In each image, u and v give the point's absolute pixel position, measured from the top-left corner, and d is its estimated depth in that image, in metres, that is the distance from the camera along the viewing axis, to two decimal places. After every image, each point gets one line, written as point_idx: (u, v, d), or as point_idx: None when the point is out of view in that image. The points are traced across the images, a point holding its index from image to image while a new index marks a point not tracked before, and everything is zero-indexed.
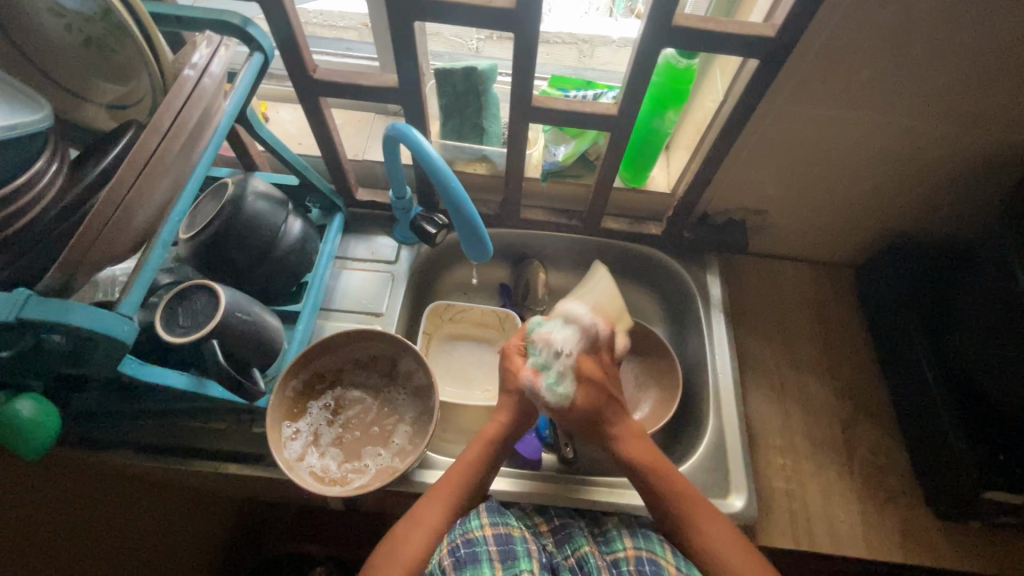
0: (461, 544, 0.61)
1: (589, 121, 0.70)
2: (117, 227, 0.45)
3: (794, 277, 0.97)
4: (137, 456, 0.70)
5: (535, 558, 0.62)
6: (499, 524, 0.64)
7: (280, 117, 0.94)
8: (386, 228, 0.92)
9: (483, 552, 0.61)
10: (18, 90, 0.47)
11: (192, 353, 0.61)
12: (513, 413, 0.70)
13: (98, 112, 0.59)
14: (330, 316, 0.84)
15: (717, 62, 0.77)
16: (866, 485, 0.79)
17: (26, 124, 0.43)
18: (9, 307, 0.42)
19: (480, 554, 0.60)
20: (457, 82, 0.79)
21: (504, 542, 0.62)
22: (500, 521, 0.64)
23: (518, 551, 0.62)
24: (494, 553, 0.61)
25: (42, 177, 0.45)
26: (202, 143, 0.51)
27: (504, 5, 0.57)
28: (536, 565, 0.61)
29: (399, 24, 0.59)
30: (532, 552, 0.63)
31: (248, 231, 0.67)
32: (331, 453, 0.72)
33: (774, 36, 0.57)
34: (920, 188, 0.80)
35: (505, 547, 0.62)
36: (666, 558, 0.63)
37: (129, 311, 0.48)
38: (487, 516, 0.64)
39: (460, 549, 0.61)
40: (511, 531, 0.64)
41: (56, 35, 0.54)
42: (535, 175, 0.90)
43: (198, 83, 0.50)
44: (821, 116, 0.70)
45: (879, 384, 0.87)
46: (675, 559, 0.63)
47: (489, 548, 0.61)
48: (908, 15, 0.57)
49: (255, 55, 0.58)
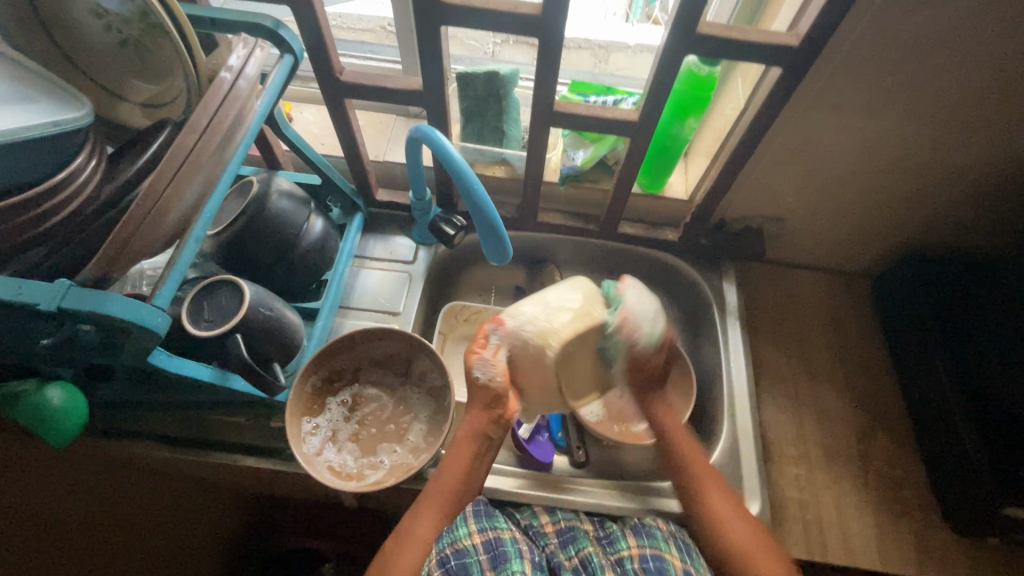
0: (450, 555, 0.61)
1: (610, 126, 0.71)
2: (155, 221, 0.46)
3: (811, 286, 0.96)
4: (156, 446, 0.72)
5: (527, 558, 0.63)
6: (486, 529, 0.64)
7: (304, 118, 0.95)
8: (403, 228, 0.93)
9: (474, 562, 0.61)
10: (60, 87, 0.49)
11: (215, 347, 0.62)
12: (479, 408, 0.69)
13: (133, 111, 0.60)
14: (348, 314, 0.85)
15: (739, 69, 0.77)
16: (881, 497, 0.78)
17: (69, 121, 0.45)
18: (51, 297, 0.44)
19: (471, 564, 0.61)
20: (479, 85, 0.80)
21: (493, 548, 0.62)
22: (488, 524, 0.65)
23: (509, 553, 0.62)
24: (485, 561, 0.61)
25: (81, 173, 0.47)
26: (235, 142, 0.53)
27: (531, 11, 0.57)
28: (528, 566, 0.62)
29: (426, 28, 0.60)
30: (524, 552, 0.63)
31: (272, 228, 0.69)
32: (347, 448, 0.73)
33: (797, 45, 0.58)
34: (941, 199, 0.79)
35: (494, 553, 0.62)
36: (671, 554, 0.64)
37: (162, 304, 0.49)
38: (473, 522, 0.65)
39: (450, 559, 0.61)
40: (500, 533, 0.64)
41: (96, 35, 0.55)
42: (552, 179, 0.91)
43: (233, 84, 0.52)
44: (844, 124, 0.70)
45: (895, 394, 0.86)
46: (679, 553, 0.64)
47: (479, 557, 0.62)
48: (934, 25, 0.57)
49: (285, 58, 0.59)
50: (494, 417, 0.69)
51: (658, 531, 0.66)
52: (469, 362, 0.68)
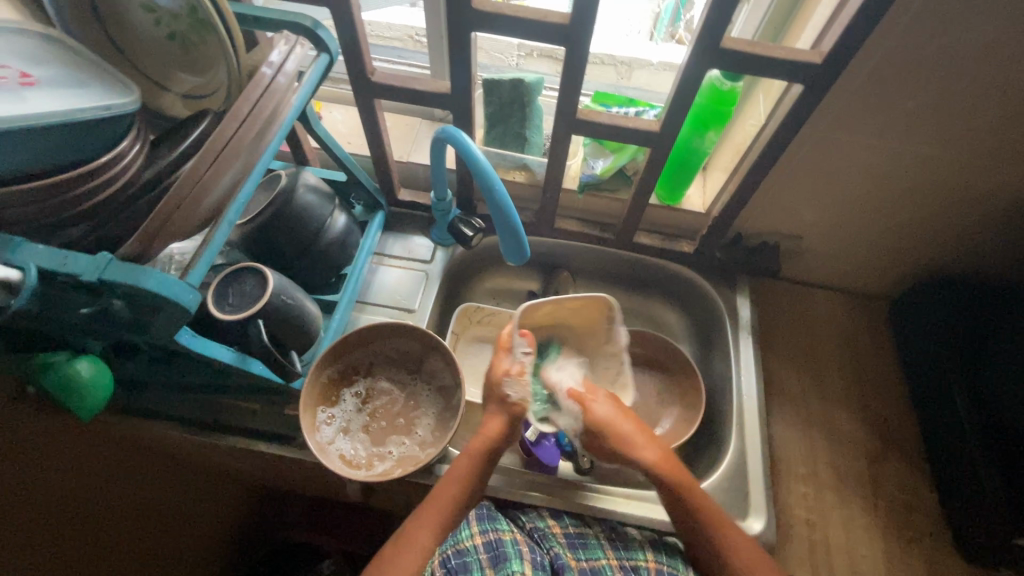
0: (451, 555, 0.65)
1: (630, 135, 0.72)
2: (193, 202, 0.49)
3: (826, 306, 0.96)
4: (173, 427, 0.73)
5: (526, 559, 0.65)
6: (488, 531, 0.68)
7: (333, 117, 0.99)
8: (423, 229, 0.95)
9: (474, 561, 0.65)
10: (112, 76, 0.51)
11: (237, 330, 0.64)
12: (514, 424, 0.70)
13: (174, 101, 0.63)
14: (365, 309, 0.87)
15: (761, 86, 0.78)
16: (890, 522, 0.77)
17: (118, 106, 0.47)
18: (92, 269, 0.45)
19: (471, 563, 0.64)
20: (504, 92, 0.83)
21: (493, 548, 0.66)
22: (490, 527, 0.68)
23: (508, 553, 0.65)
24: (484, 560, 0.65)
25: (126, 156, 0.49)
26: (270, 135, 0.56)
27: (559, 20, 0.59)
28: (527, 566, 0.64)
29: (457, 34, 0.62)
30: (523, 552, 0.65)
31: (297, 220, 0.71)
32: (359, 438, 0.74)
33: (821, 62, 0.58)
34: (960, 223, 0.79)
35: (494, 552, 0.65)
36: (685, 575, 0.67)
37: (195, 282, 0.51)
38: (476, 524, 0.68)
39: (451, 559, 0.65)
40: (501, 535, 0.67)
41: (146, 31, 0.59)
42: (571, 187, 0.93)
43: (273, 79, 0.55)
44: (865, 145, 0.71)
45: (908, 420, 0.86)
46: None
47: (479, 557, 0.65)
48: (956, 48, 0.58)
49: (322, 56, 0.62)
50: (510, 426, 0.70)
51: (676, 553, 0.69)
52: (500, 376, 0.73)
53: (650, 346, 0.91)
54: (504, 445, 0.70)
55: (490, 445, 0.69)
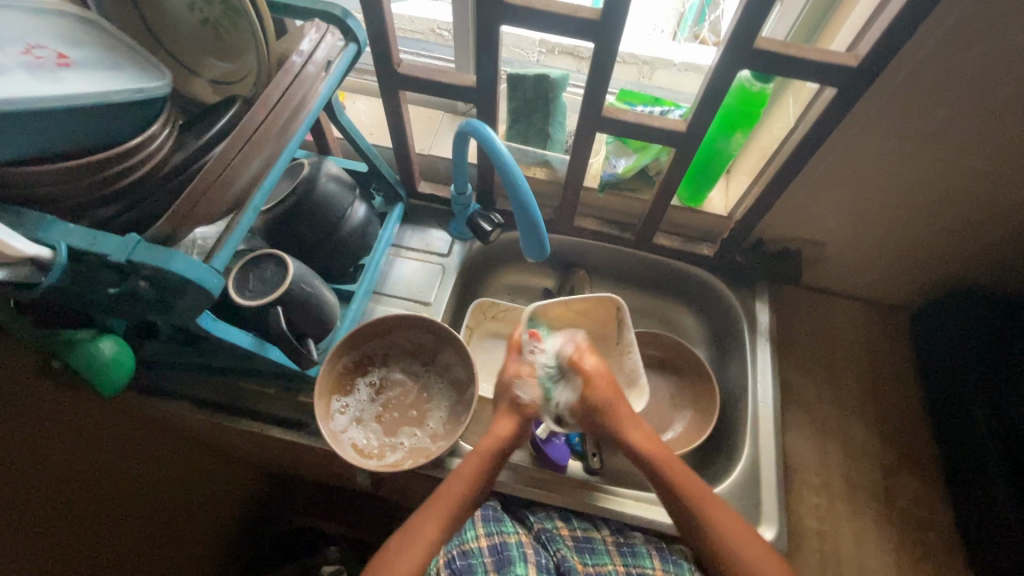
0: (456, 556, 0.65)
1: (655, 135, 0.71)
2: (219, 188, 0.49)
3: (847, 315, 0.94)
4: (189, 408, 0.74)
5: (530, 563, 0.65)
6: (493, 534, 0.68)
7: (356, 107, 0.99)
8: (441, 222, 0.95)
9: (479, 563, 0.65)
10: (145, 59, 0.52)
11: (257, 316, 0.65)
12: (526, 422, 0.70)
13: (204, 87, 0.64)
14: (381, 300, 0.87)
15: (791, 89, 0.76)
16: (903, 538, 0.76)
17: (151, 89, 0.48)
18: (121, 249, 0.46)
19: (476, 565, 0.64)
20: (528, 87, 0.84)
21: (498, 551, 0.66)
22: (496, 529, 0.68)
23: (512, 557, 0.65)
24: (489, 563, 0.65)
25: (156, 139, 0.50)
26: (297, 124, 0.55)
27: (590, 16, 0.58)
28: (531, 570, 0.64)
29: (484, 27, 0.62)
30: (527, 556, 0.66)
31: (319, 208, 0.71)
32: (372, 428, 0.75)
33: (857, 65, 0.57)
34: (991, 236, 0.77)
35: (498, 556, 0.65)
36: None
37: (219, 266, 0.52)
38: (481, 526, 0.68)
39: (456, 560, 0.65)
40: (506, 538, 0.67)
41: (180, 15, 0.59)
42: (592, 185, 0.92)
43: (302, 68, 0.55)
44: (896, 152, 0.69)
45: (926, 435, 0.84)
46: None
47: (484, 560, 0.65)
48: (997, 56, 0.56)
49: (350, 46, 0.62)
50: (519, 428, 0.70)
51: (684, 563, 0.68)
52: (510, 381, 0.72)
53: (665, 349, 0.90)
54: (513, 446, 0.70)
55: (498, 446, 0.68)
